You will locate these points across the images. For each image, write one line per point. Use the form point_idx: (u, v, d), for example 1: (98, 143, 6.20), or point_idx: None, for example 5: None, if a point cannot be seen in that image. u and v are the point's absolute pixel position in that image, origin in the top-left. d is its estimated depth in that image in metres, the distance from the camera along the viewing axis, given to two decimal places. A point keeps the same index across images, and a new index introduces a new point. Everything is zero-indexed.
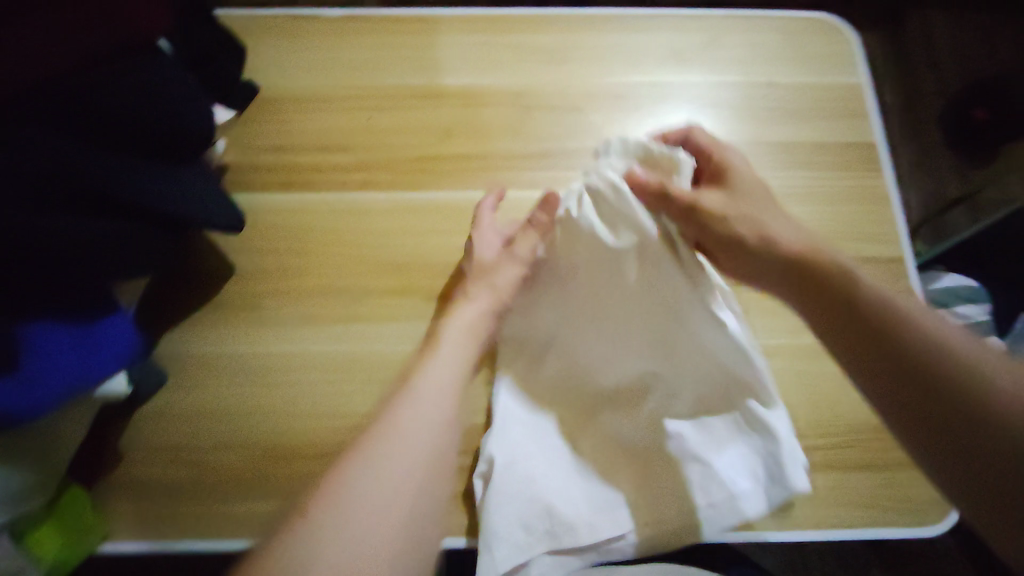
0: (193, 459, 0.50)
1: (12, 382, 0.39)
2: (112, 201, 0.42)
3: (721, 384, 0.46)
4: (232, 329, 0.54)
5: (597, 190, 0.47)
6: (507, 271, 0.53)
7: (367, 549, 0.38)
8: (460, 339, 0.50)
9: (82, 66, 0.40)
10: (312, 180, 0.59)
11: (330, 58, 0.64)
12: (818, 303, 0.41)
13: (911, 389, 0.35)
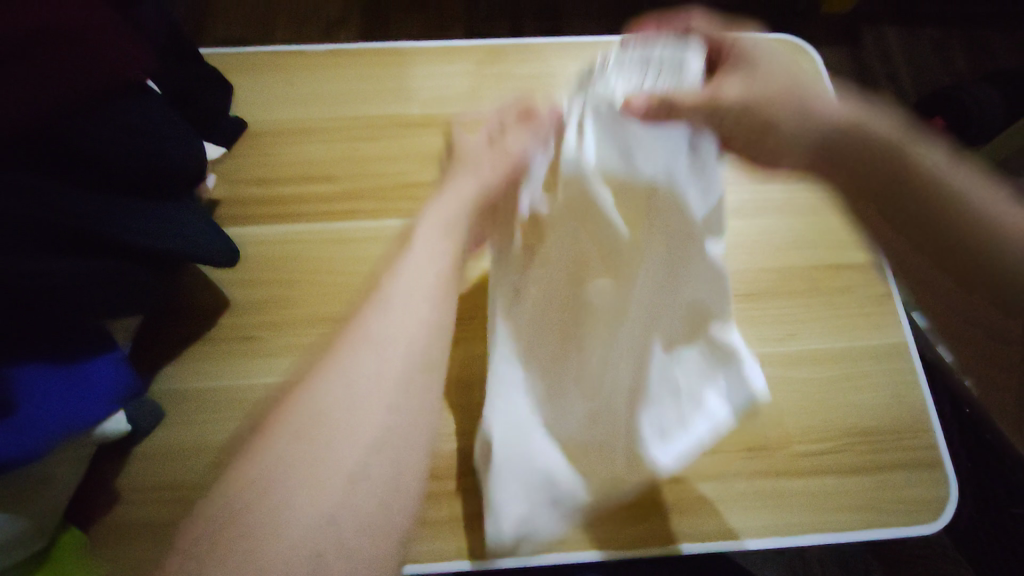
0: (192, 496, 0.49)
1: (15, 427, 0.39)
2: (106, 241, 0.44)
3: (697, 309, 0.42)
4: (228, 362, 0.54)
5: (592, 113, 0.39)
6: (491, 175, 0.45)
7: (319, 517, 0.28)
8: (435, 239, 0.40)
9: (82, 106, 0.40)
10: (302, 210, 0.60)
11: (316, 91, 0.66)
12: (844, 167, 0.37)
13: (928, 246, 0.36)
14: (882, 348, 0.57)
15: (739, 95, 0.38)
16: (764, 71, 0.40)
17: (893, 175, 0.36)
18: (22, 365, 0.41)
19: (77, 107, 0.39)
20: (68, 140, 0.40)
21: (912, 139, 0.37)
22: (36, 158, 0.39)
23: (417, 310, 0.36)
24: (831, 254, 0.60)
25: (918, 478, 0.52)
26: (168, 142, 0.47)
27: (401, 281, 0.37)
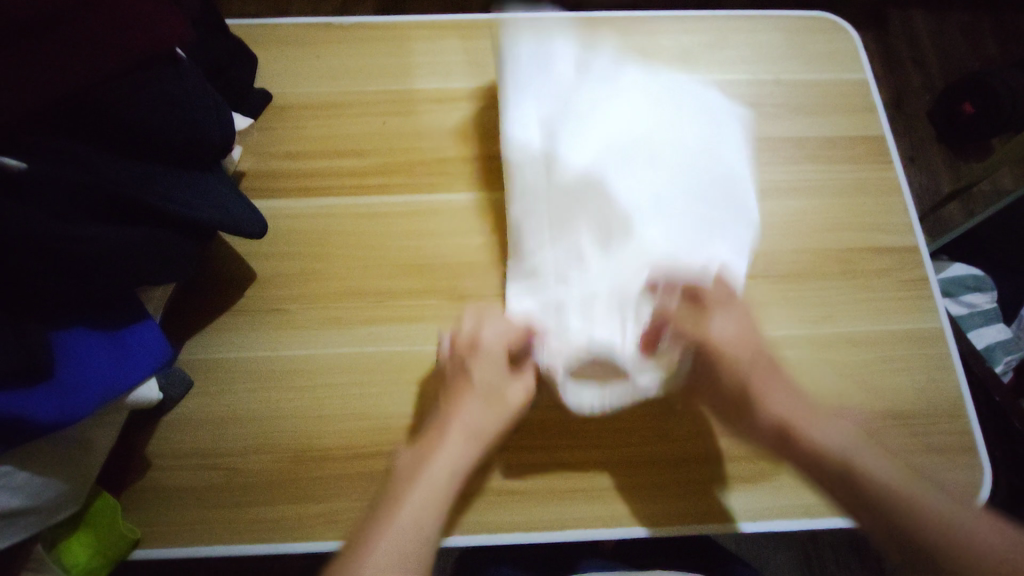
0: (220, 464, 0.49)
1: (49, 390, 0.39)
2: (140, 207, 0.43)
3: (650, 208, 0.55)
4: (255, 333, 0.54)
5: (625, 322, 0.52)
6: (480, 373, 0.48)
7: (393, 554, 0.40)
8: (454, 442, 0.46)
9: (111, 77, 0.40)
10: (327, 184, 0.60)
11: (342, 65, 0.65)
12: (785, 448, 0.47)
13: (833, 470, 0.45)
14: (917, 332, 0.56)
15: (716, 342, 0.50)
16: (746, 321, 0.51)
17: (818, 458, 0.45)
18: (64, 330, 0.41)
19: (108, 74, 0.40)
20: (102, 106, 0.40)
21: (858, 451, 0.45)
22: (69, 123, 0.40)
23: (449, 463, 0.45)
24: (865, 235, 0.59)
25: (952, 461, 0.51)
26: (199, 114, 0.47)
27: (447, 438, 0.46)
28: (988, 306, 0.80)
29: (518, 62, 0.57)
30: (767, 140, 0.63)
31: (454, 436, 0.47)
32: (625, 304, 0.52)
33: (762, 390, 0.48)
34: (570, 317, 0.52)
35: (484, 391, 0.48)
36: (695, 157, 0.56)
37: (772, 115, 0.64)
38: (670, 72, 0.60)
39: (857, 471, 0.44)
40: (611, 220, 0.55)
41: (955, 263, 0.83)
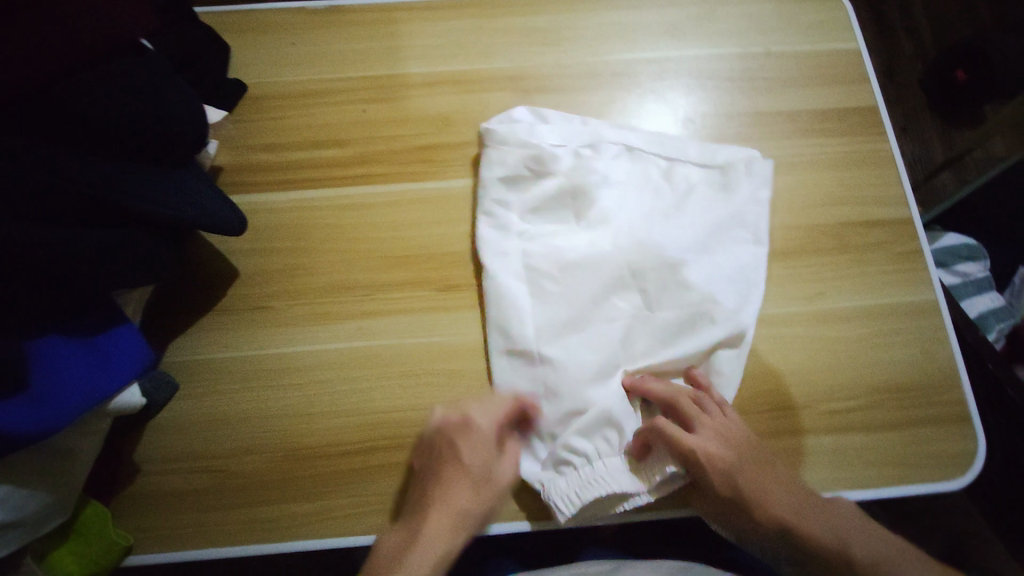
0: (210, 468, 0.48)
1: (24, 400, 0.38)
2: (109, 207, 0.41)
3: (638, 263, 0.52)
4: (240, 332, 0.52)
5: (610, 430, 0.48)
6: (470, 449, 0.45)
7: None
8: (439, 534, 0.42)
9: (71, 70, 0.39)
10: (308, 177, 0.58)
11: (319, 52, 0.63)
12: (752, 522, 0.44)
13: (795, 536, 0.43)
14: (912, 305, 0.55)
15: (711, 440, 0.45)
16: (733, 424, 0.46)
17: (773, 523, 0.44)
18: (39, 339, 0.40)
19: (69, 68, 0.38)
20: (64, 99, 0.38)
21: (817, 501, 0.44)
22: (34, 124, 0.38)
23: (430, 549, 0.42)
24: (859, 209, 0.58)
25: (948, 434, 0.51)
26: (169, 106, 0.45)
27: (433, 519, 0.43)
28: (982, 276, 0.80)
29: (501, 151, 0.55)
30: (759, 115, 0.61)
31: (440, 526, 0.43)
32: (615, 417, 0.48)
33: (759, 494, 0.44)
34: (563, 439, 0.47)
35: (478, 482, 0.45)
36: (680, 249, 0.53)
37: (763, 88, 0.62)
38: (661, 143, 0.57)
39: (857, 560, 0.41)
40: (593, 317, 0.51)
41: (948, 233, 0.82)
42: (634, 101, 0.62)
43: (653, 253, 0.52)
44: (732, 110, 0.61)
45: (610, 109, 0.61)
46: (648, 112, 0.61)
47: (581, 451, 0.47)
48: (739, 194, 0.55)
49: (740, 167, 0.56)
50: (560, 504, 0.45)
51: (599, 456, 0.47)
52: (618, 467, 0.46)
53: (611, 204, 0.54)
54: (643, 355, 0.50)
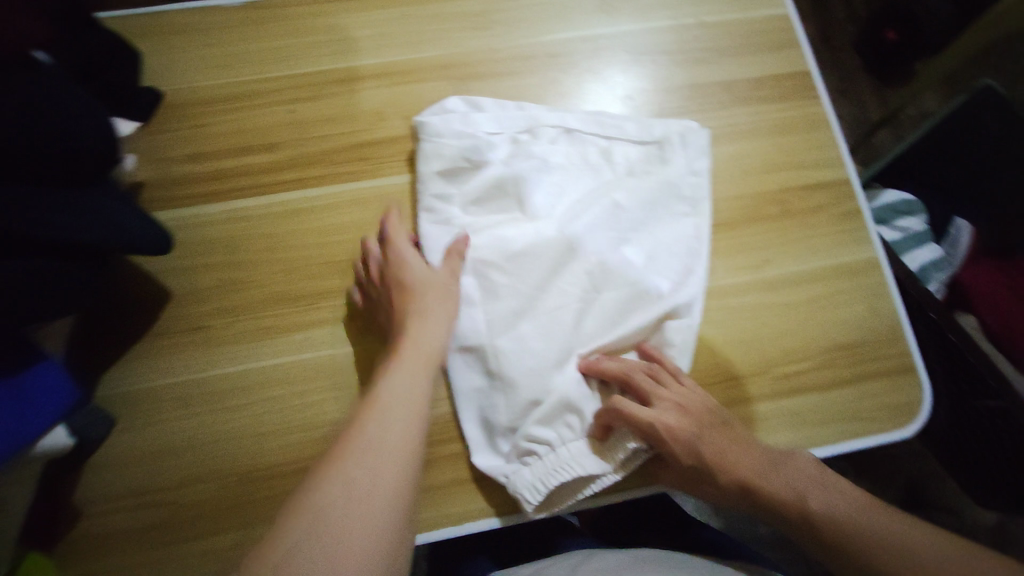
0: (160, 500, 0.46)
1: None
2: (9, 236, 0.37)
3: (585, 245, 0.51)
4: (179, 356, 0.50)
5: (571, 417, 0.48)
6: (410, 277, 0.49)
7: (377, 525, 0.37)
8: (410, 364, 0.45)
9: None
10: (239, 185, 0.55)
11: (238, 51, 0.59)
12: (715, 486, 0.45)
13: (756, 497, 0.44)
14: (854, 263, 0.56)
15: (668, 412, 0.45)
16: (689, 392, 0.47)
17: (735, 486, 0.44)
18: None
19: None
20: None
21: (777, 462, 0.45)
22: None
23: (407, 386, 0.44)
24: (798, 174, 0.59)
25: (895, 385, 0.53)
26: (71, 120, 0.41)
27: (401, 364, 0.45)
28: (920, 228, 0.83)
29: (435, 143, 0.53)
30: (695, 87, 0.61)
31: (409, 346, 0.46)
32: (574, 401, 0.48)
33: (719, 457, 0.45)
34: (524, 430, 0.47)
35: (426, 302, 0.48)
36: (623, 229, 0.53)
37: (698, 60, 0.62)
38: (599, 123, 0.56)
39: (807, 509, 0.42)
40: (545, 303, 0.50)
41: (887, 190, 0.85)
42: (571, 81, 0.61)
43: (598, 236, 0.52)
44: (670, 84, 0.61)
45: (547, 92, 0.60)
46: (587, 91, 0.60)
47: (543, 439, 0.47)
48: (676, 168, 0.55)
49: (676, 140, 0.56)
50: (524, 495, 0.45)
51: (562, 442, 0.47)
52: (582, 449, 0.46)
53: (553, 189, 0.54)
54: (597, 336, 0.50)
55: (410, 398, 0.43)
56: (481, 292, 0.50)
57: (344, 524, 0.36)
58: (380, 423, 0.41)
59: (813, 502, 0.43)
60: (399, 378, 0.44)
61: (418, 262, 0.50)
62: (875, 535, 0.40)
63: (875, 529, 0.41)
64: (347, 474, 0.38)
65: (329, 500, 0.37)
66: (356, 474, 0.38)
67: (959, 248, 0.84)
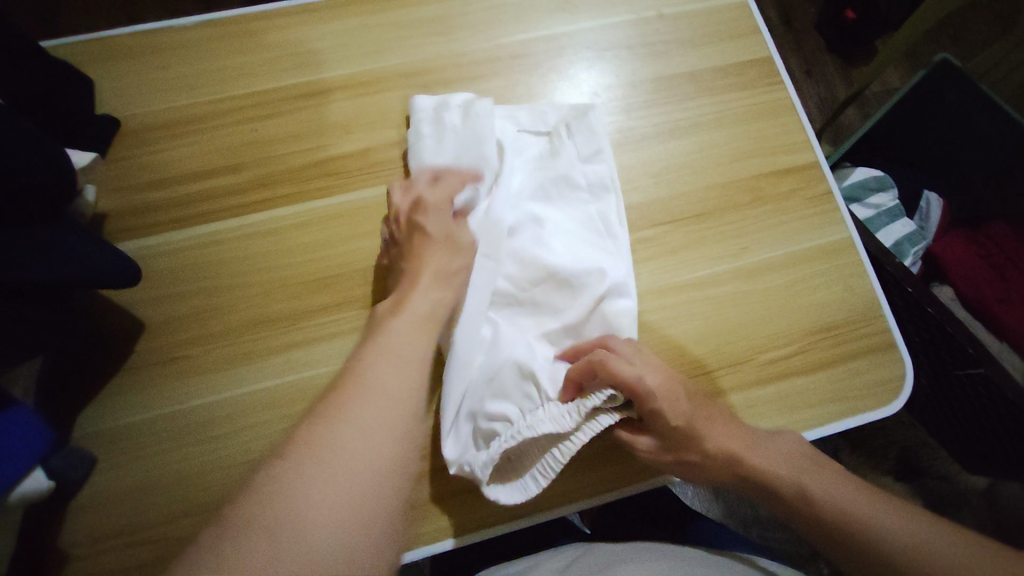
0: (150, 536, 0.45)
1: None
2: None
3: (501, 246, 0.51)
4: (159, 387, 0.49)
5: (527, 388, 0.46)
6: (433, 222, 0.48)
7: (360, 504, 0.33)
8: (419, 324, 0.42)
9: None
10: (206, 209, 0.54)
11: (195, 71, 0.58)
12: (708, 470, 0.46)
13: (750, 479, 0.45)
14: (829, 246, 0.57)
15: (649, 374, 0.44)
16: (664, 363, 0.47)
17: (728, 469, 0.45)
18: None
19: None
20: None
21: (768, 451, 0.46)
22: None
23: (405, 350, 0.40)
24: (768, 161, 0.59)
25: (877, 362, 0.53)
26: (17, 156, 0.40)
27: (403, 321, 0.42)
28: (891, 203, 0.84)
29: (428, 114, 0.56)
30: (661, 80, 0.61)
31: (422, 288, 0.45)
32: (527, 367, 0.47)
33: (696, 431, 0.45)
34: (479, 410, 0.46)
35: (437, 250, 0.47)
36: (534, 223, 0.52)
37: (661, 52, 0.62)
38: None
39: (798, 488, 0.44)
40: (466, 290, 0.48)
41: (856, 169, 0.86)
42: (537, 80, 0.60)
43: (507, 235, 0.51)
44: (636, 78, 0.61)
45: (513, 93, 0.60)
46: (553, 91, 0.60)
47: (499, 415, 0.46)
48: (566, 158, 0.54)
49: (566, 128, 0.56)
50: (478, 474, 0.44)
51: (521, 415, 0.46)
52: (546, 414, 0.44)
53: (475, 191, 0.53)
54: (533, 329, 0.50)
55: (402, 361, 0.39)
56: None
57: (336, 491, 0.32)
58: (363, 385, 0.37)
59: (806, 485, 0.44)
60: (397, 342, 0.40)
61: (444, 211, 0.49)
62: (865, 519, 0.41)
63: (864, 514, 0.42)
64: (321, 450, 0.34)
65: (326, 457, 0.33)
66: (349, 435, 0.34)
67: (930, 221, 0.86)
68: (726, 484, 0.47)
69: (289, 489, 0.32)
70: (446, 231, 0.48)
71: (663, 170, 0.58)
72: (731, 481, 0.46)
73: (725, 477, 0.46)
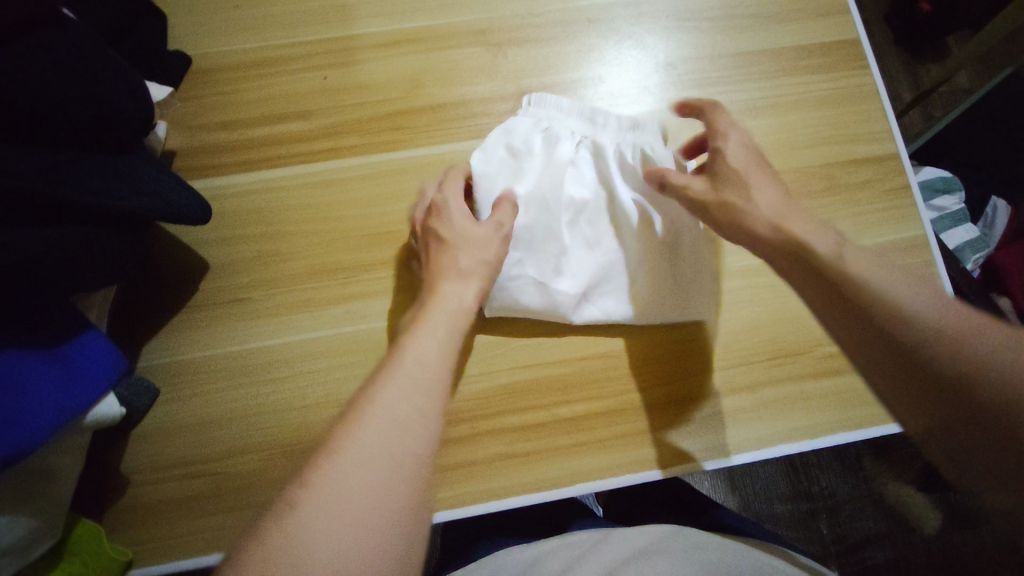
0: (206, 470, 0.46)
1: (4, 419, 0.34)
2: (74, 206, 0.37)
3: (593, 243, 0.52)
4: (219, 327, 0.49)
5: (574, 231, 0.52)
6: (458, 228, 0.46)
7: (408, 449, 0.33)
8: (446, 320, 0.41)
9: (17, 59, 0.34)
10: (274, 154, 0.53)
11: (267, 13, 0.57)
12: (894, 361, 0.34)
13: (914, 377, 0.33)
14: (902, 242, 0.55)
15: (738, 159, 0.44)
16: (760, 173, 0.44)
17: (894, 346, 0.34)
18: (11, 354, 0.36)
19: (11, 56, 0.34)
20: (14, 95, 0.34)
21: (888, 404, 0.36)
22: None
23: (445, 321, 0.41)
24: (846, 149, 0.57)
25: None
26: (109, 85, 0.40)
27: (438, 305, 0.41)
28: (957, 208, 0.81)
29: (501, 138, 0.51)
30: (740, 56, 0.59)
31: (440, 295, 0.43)
32: (572, 244, 0.51)
33: (781, 217, 0.41)
34: (552, 282, 0.50)
35: (461, 258, 0.45)
36: (607, 288, 0.51)
37: (743, 26, 0.60)
38: (586, 102, 0.57)
39: (877, 294, 0.35)
40: (535, 208, 0.50)
41: (924, 169, 0.82)
42: (612, 47, 0.58)
43: (580, 306, 0.51)
44: (714, 52, 0.59)
45: (587, 59, 0.58)
46: (626, 59, 0.58)
47: (561, 272, 0.51)
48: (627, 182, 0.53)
49: None
50: (555, 301, 0.50)
51: (568, 250, 0.51)
52: (572, 239, 0.52)
53: (547, 245, 0.51)
54: (594, 237, 0.52)
55: (432, 343, 0.39)
56: (535, 286, 0.50)
57: (381, 437, 0.32)
58: (400, 361, 0.37)
59: (902, 301, 0.35)
60: (429, 319, 0.40)
61: (465, 219, 0.46)
62: (945, 344, 0.33)
63: (944, 330, 0.33)
64: (365, 437, 0.32)
65: (372, 408, 0.34)
66: (392, 390, 0.35)
67: (994, 229, 0.81)
68: (904, 386, 0.34)
69: (345, 440, 0.32)
70: (468, 239, 0.45)
71: None
72: (902, 391, 0.34)
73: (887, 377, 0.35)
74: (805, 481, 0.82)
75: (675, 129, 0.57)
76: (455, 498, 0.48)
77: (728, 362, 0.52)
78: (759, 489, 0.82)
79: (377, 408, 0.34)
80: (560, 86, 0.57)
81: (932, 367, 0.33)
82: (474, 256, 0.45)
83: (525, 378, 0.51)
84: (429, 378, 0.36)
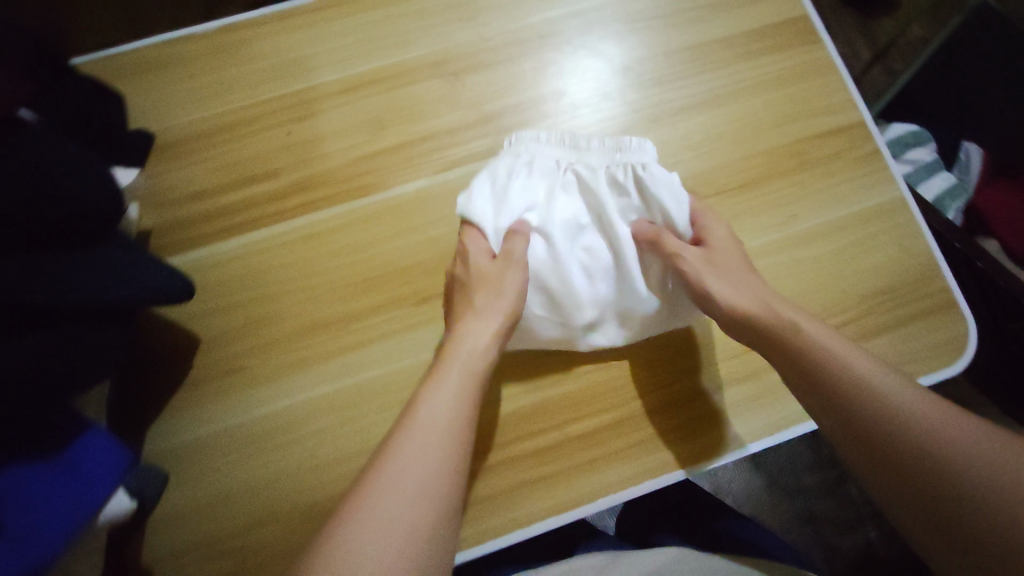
0: (226, 548, 0.45)
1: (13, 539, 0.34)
2: (57, 310, 0.36)
3: (593, 268, 0.51)
4: (219, 400, 0.49)
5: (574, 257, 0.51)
6: (472, 269, 0.49)
7: (421, 509, 0.35)
8: (462, 368, 0.43)
9: None
10: (250, 217, 0.53)
11: (221, 79, 0.57)
12: (845, 427, 0.38)
13: (860, 448, 0.37)
14: (881, 206, 0.55)
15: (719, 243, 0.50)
16: (738, 260, 0.49)
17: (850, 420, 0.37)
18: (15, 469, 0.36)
19: None
20: None
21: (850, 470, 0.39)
22: None
23: (465, 369, 0.43)
24: (812, 123, 0.58)
25: (940, 322, 0.52)
26: (77, 180, 0.40)
27: (456, 351, 0.44)
28: (930, 158, 0.81)
29: (491, 171, 0.51)
30: (694, 48, 0.59)
31: (456, 340, 0.46)
32: (571, 272, 0.50)
33: (755, 293, 0.46)
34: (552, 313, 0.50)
35: (477, 298, 0.47)
36: (609, 313, 0.51)
37: (692, 19, 0.60)
38: (550, 118, 0.57)
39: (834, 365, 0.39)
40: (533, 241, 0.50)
41: (892, 125, 0.83)
42: (567, 59, 0.59)
43: (583, 334, 0.50)
44: (668, 48, 0.59)
45: (545, 74, 0.58)
46: (583, 69, 0.58)
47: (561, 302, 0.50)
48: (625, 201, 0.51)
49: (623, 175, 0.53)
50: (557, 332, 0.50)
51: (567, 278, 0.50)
52: (572, 266, 0.50)
53: (545, 276, 0.50)
54: (594, 262, 0.51)
55: (449, 395, 0.41)
56: (537, 318, 0.51)
57: (398, 497, 0.35)
58: (420, 416, 0.39)
59: (854, 372, 0.39)
60: (447, 369, 0.43)
61: (479, 258, 0.49)
62: (894, 418, 0.36)
63: (892, 406, 0.36)
64: (384, 498, 0.35)
65: (388, 467, 0.36)
66: (410, 447, 0.37)
67: (971, 174, 0.83)
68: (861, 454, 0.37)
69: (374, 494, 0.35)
70: (484, 277, 0.48)
71: (703, 142, 0.57)
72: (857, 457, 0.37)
73: (841, 442, 0.38)
74: (826, 448, 0.81)
75: (642, 131, 0.57)
76: (482, 533, 0.48)
77: (730, 352, 0.52)
78: (781, 463, 0.81)
79: (392, 467, 0.36)
80: (522, 105, 0.57)
81: (878, 439, 0.36)
82: (488, 297, 0.47)
83: (535, 401, 0.51)
84: (445, 433, 0.39)
